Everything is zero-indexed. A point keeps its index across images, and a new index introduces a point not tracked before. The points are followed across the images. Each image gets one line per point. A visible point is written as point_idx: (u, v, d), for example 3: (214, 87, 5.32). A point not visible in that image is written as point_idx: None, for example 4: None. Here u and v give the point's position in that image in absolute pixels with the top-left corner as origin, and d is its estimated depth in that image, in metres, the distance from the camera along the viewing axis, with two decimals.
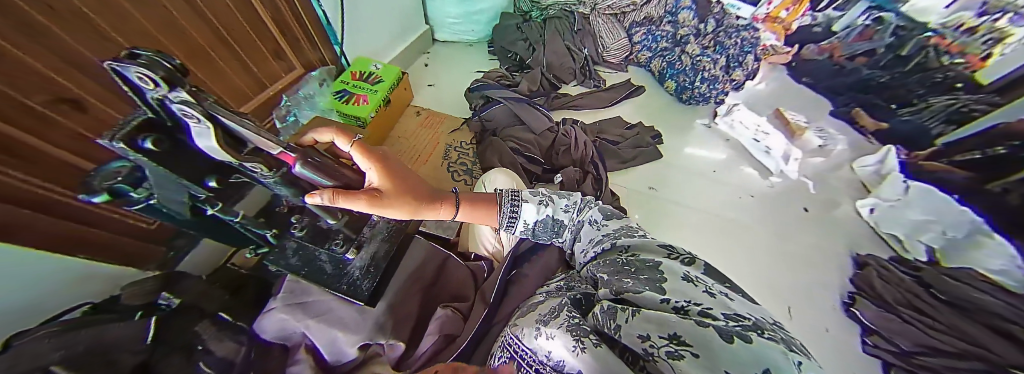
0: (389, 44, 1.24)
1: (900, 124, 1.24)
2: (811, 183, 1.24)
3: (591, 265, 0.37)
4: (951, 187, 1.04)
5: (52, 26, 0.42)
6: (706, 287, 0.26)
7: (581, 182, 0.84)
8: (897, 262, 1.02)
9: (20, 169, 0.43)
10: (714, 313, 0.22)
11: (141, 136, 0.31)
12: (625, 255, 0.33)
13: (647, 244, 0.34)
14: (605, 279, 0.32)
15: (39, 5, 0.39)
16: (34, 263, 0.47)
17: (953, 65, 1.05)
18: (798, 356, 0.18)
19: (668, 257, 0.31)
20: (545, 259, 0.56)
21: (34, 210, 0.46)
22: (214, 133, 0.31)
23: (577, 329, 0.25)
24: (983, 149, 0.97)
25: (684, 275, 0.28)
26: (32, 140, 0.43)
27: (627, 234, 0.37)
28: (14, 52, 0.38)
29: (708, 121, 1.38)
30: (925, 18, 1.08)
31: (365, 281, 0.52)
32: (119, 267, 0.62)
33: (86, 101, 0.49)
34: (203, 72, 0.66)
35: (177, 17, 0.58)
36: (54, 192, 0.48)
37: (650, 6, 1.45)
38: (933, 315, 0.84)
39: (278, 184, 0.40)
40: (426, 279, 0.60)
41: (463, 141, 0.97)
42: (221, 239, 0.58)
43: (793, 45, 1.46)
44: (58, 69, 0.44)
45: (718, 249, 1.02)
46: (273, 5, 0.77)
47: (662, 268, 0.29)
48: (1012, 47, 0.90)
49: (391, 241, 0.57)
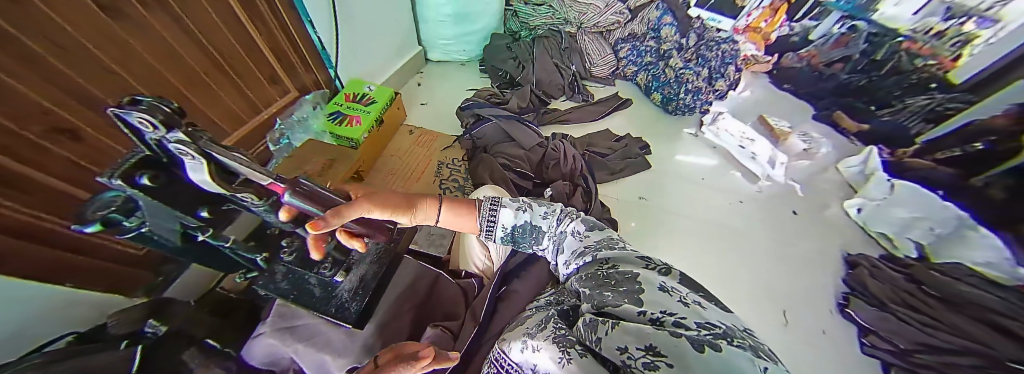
0: (382, 67, 1.27)
1: (882, 124, 1.29)
2: (799, 187, 1.27)
3: (575, 278, 0.37)
4: (937, 185, 1.11)
5: (56, 62, 0.44)
6: (680, 298, 0.27)
7: (571, 195, 0.85)
8: (889, 260, 1.03)
9: (12, 198, 0.44)
10: (687, 322, 0.23)
11: (138, 173, 0.32)
12: (605, 267, 0.34)
13: (626, 256, 0.35)
14: (588, 293, 0.32)
15: (39, 38, 0.41)
16: (22, 293, 0.47)
17: (927, 67, 1.09)
18: (765, 363, 0.19)
19: (645, 268, 0.32)
20: (535, 275, 0.59)
21: (25, 238, 0.46)
22: (209, 167, 0.32)
23: (562, 341, 0.26)
24: (962, 147, 1.05)
25: (660, 285, 0.29)
26: (30, 171, 0.44)
27: (607, 246, 0.38)
28: (15, 86, 0.40)
29: (695, 131, 1.42)
30: (896, 24, 1.11)
31: (354, 302, 0.52)
32: (105, 294, 0.61)
33: (85, 131, 0.50)
34: (200, 98, 0.68)
35: (176, 48, 0.61)
36: (46, 218, 0.49)
37: (634, 23, 1.54)
38: (928, 313, 0.85)
39: (268, 211, 0.41)
40: (417, 297, 0.59)
41: (454, 158, 0.99)
42: (213, 264, 0.58)
43: (772, 54, 1.54)
44: (56, 100, 0.45)
45: (711, 255, 1.03)
46: (270, 33, 0.80)
47: (639, 279, 0.30)
48: (981, 47, 0.94)
49: (379, 262, 0.58)
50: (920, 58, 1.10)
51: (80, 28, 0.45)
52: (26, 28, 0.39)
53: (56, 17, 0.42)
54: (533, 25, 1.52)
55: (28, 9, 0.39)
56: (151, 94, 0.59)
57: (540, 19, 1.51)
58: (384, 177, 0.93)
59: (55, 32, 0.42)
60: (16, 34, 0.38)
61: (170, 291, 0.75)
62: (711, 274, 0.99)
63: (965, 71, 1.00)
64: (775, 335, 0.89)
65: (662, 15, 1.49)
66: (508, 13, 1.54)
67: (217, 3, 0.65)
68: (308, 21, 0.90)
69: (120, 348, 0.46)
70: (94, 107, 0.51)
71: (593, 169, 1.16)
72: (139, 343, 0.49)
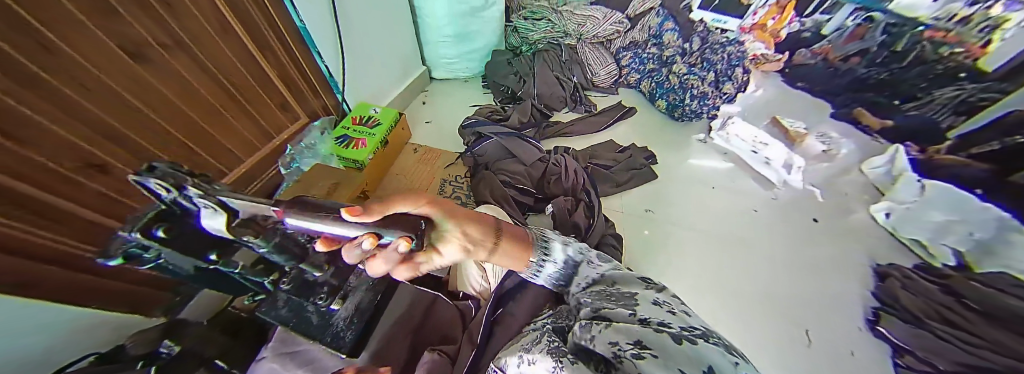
0: (388, 88, 1.32)
1: (907, 120, 1.22)
2: (819, 192, 1.21)
3: (580, 294, 0.38)
4: (968, 183, 1.02)
5: (88, 106, 0.47)
6: (670, 308, 0.29)
7: (573, 211, 0.85)
8: (924, 270, 0.96)
9: (49, 228, 0.47)
10: (671, 323, 0.25)
11: (156, 229, 0.32)
12: (610, 287, 0.36)
13: (629, 277, 0.36)
14: (589, 303, 0.34)
15: (72, 84, 0.44)
16: (55, 316, 0.51)
17: (953, 55, 1.08)
18: (735, 360, 0.23)
19: (643, 285, 0.34)
20: (531, 295, 0.57)
21: (54, 265, 0.49)
22: (228, 218, 0.31)
23: (557, 352, 0.27)
24: (1000, 140, 0.98)
25: (654, 299, 0.30)
26: (65, 204, 0.48)
27: (615, 268, 0.40)
28: (49, 128, 0.43)
29: (704, 136, 1.38)
30: (916, 13, 1.12)
31: (349, 331, 0.53)
32: (126, 314, 0.64)
33: (114, 166, 0.54)
34: (217, 130, 0.72)
35: (195, 85, 0.65)
36: (74, 246, 0.52)
37: (635, 31, 1.54)
38: (969, 329, 0.78)
39: (271, 252, 0.39)
40: (413, 323, 0.61)
41: (458, 175, 1.00)
42: (219, 287, 0.59)
43: (783, 52, 1.49)
44: (88, 139, 0.49)
45: (724, 268, 0.99)
46: (280, 64, 0.84)
47: (636, 295, 0.31)
48: (1013, 31, 0.94)
49: (374, 290, 0.59)
50: (945, 47, 1.09)
51: (109, 73, 0.49)
52: (60, 74, 0.43)
53: (89, 66, 0.46)
54: (534, 39, 1.54)
55: (60, 58, 0.42)
56: (173, 129, 0.62)
57: (539, 33, 1.53)
58: (387, 197, 0.95)
59: (87, 79, 0.46)
60: (52, 82, 0.42)
61: (185, 311, 0.76)
62: (726, 289, 0.95)
63: (995, 59, 1.00)
64: (797, 354, 0.84)
65: (663, 22, 1.49)
66: (508, 30, 1.57)
67: (232, 42, 0.70)
68: (316, 52, 0.95)
69: (134, 370, 0.46)
70: (122, 144, 0.54)
71: (597, 181, 1.15)
72: (154, 364, 0.48)
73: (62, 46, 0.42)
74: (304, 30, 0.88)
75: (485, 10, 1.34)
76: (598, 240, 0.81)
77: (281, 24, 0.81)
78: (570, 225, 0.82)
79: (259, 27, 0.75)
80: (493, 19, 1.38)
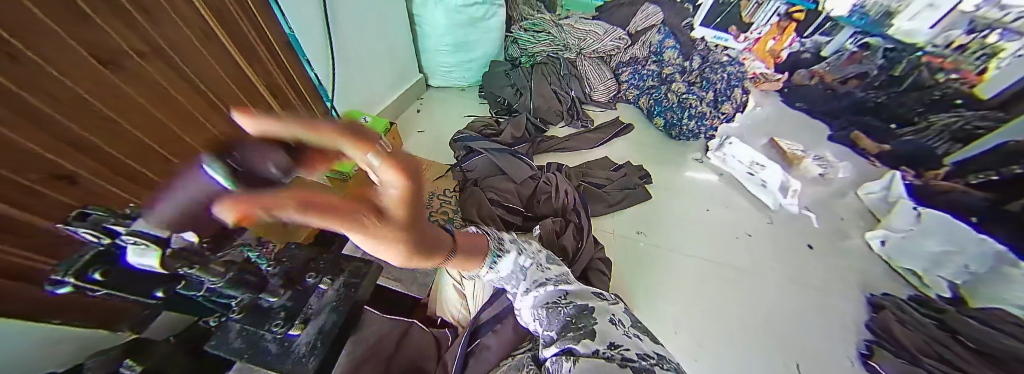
0: (382, 95, 1.30)
1: (903, 144, 1.21)
2: (814, 217, 1.18)
3: (540, 309, 0.50)
4: (962, 211, 1.01)
5: (55, 115, 0.44)
6: (624, 331, 0.43)
7: (562, 233, 0.83)
8: (918, 302, 0.94)
9: (10, 242, 0.43)
10: (635, 357, 0.39)
11: (92, 269, 0.32)
12: (567, 305, 0.48)
13: (586, 294, 0.52)
14: (557, 330, 0.45)
15: (43, 95, 0.42)
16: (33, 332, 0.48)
17: (949, 81, 1.11)
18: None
19: (597, 299, 0.50)
20: (507, 330, 0.60)
21: (14, 279, 0.45)
22: (161, 253, 0.30)
23: None
24: (997, 169, 0.99)
25: (610, 318, 0.46)
26: (22, 216, 0.44)
27: (564, 281, 0.55)
28: (15, 138, 0.40)
29: (701, 156, 1.36)
30: (915, 39, 1.16)
31: (312, 358, 0.42)
32: (93, 329, 0.59)
33: (85, 177, 0.51)
34: (195, 138, 0.70)
35: (171, 92, 0.62)
36: (31, 263, 0.47)
37: (635, 47, 1.55)
38: (965, 368, 0.76)
39: None
40: (385, 351, 0.56)
41: (447, 189, 0.95)
42: (176, 307, 0.55)
43: (783, 72, 1.48)
44: (56, 150, 0.46)
45: (716, 297, 0.96)
46: (267, 72, 0.82)
47: (592, 316, 0.45)
48: (1008, 61, 0.98)
49: (337, 309, 0.49)
50: (941, 73, 1.13)
51: (81, 81, 0.47)
52: (25, 82, 0.40)
53: (57, 74, 0.44)
54: (533, 52, 1.53)
55: (32, 68, 0.40)
56: (146, 137, 0.60)
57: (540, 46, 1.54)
58: None
59: (55, 86, 0.43)
60: (21, 92, 0.40)
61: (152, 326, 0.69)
62: (715, 316, 0.93)
63: (991, 86, 1.03)
64: None
65: (664, 40, 1.50)
66: (507, 40, 1.57)
67: (212, 48, 0.67)
68: (305, 60, 0.94)
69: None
70: (95, 155, 0.52)
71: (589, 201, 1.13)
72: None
73: (25, 50, 0.39)
74: (292, 38, 0.87)
75: (482, 21, 1.33)
76: (586, 264, 0.80)
77: (269, 31, 0.79)
78: (559, 249, 0.79)
79: (241, 33, 0.73)
80: (491, 30, 1.38)
